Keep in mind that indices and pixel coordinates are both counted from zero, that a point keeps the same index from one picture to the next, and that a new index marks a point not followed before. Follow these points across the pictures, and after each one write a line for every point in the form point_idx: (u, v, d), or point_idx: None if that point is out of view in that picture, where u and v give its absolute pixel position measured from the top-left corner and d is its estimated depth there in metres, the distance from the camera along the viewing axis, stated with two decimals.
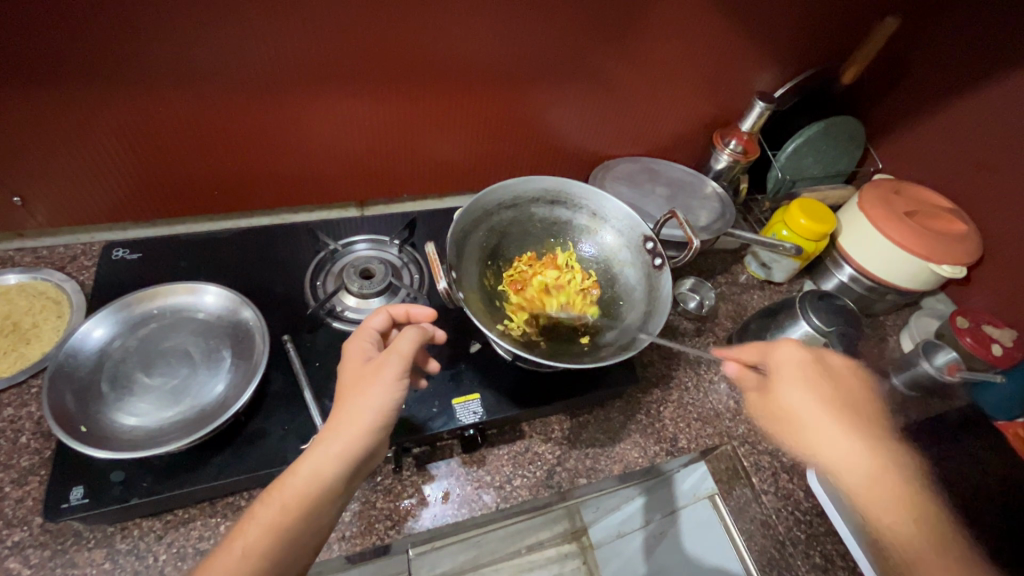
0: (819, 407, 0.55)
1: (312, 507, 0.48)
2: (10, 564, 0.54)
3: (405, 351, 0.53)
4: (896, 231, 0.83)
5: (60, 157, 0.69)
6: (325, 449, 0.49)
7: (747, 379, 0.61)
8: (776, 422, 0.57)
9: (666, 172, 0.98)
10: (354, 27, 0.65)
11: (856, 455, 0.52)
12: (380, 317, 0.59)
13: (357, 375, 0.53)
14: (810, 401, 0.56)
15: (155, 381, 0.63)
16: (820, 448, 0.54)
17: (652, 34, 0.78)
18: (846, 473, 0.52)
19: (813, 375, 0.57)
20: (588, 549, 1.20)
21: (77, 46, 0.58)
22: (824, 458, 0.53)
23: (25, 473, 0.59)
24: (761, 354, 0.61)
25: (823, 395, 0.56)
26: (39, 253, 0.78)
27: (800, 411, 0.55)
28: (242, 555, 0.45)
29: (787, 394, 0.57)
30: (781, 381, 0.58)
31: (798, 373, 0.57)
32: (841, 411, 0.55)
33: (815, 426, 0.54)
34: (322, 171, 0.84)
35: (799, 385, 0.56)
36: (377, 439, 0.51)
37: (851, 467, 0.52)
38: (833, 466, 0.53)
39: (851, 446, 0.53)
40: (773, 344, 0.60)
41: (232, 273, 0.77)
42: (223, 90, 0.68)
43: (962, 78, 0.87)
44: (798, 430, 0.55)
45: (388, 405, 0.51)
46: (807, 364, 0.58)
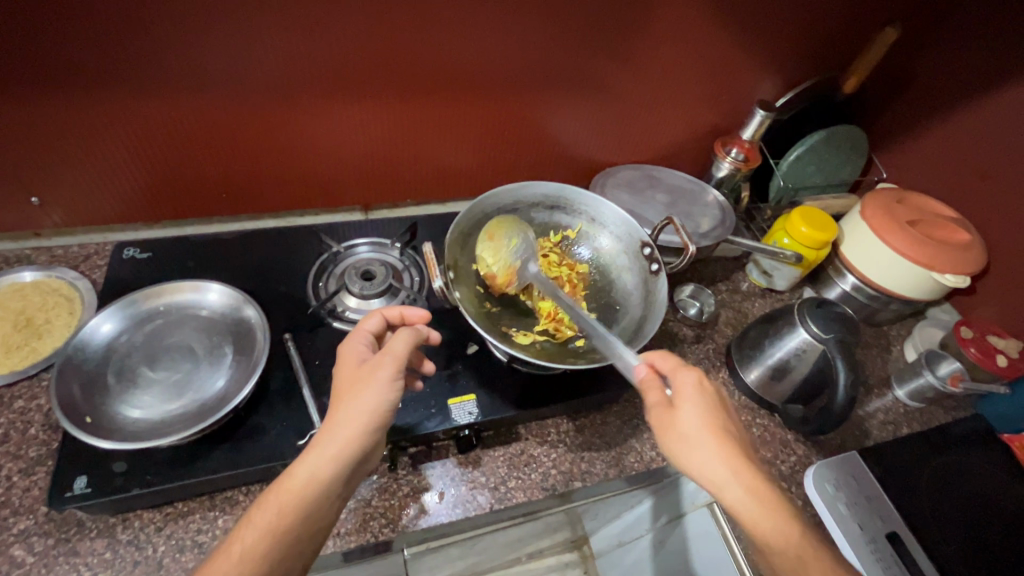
0: (711, 429, 0.51)
1: (309, 508, 0.49)
2: (15, 551, 0.55)
3: (399, 351, 0.54)
4: (899, 239, 0.83)
5: (74, 157, 0.71)
6: (321, 451, 0.50)
7: (653, 393, 0.55)
8: (670, 443, 0.52)
9: (667, 180, 0.99)
10: (359, 35, 0.67)
11: (727, 476, 0.49)
12: (374, 320, 0.60)
13: (352, 376, 0.54)
14: (706, 420, 0.52)
15: (159, 376, 0.64)
16: (699, 469, 0.50)
17: (651, 43, 0.79)
18: (729, 495, 0.49)
19: (713, 400, 0.54)
20: (589, 559, 1.20)
21: (91, 51, 0.61)
22: (706, 478, 0.50)
23: (32, 464, 0.61)
24: (669, 371, 0.56)
25: (713, 414, 0.52)
26: (54, 252, 0.80)
27: (696, 436, 0.51)
28: (240, 559, 0.45)
29: (686, 413, 0.52)
30: (684, 404, 0.53)
31: (698, 401, 0.53)
32: (726, 436, 0.51)
33: (700, 448, 0.50)
34: (326, 174, 0.85)
35: (700, 404, 0.52)
36: (372, 439, 0.52)
37: (728, 485, 0.49)
38: (716, 484, 0.49)
39: (724, 463, 0.49)
40: (684, 364, 0.56)
41: (238, 273, 0.79)
42: (228, 94, 0.70)
43: (965, 86, 0.87)
44: (691, 448, 0.51)
45: (382, 405, 0.52)
46: (707, 387, 0.54)
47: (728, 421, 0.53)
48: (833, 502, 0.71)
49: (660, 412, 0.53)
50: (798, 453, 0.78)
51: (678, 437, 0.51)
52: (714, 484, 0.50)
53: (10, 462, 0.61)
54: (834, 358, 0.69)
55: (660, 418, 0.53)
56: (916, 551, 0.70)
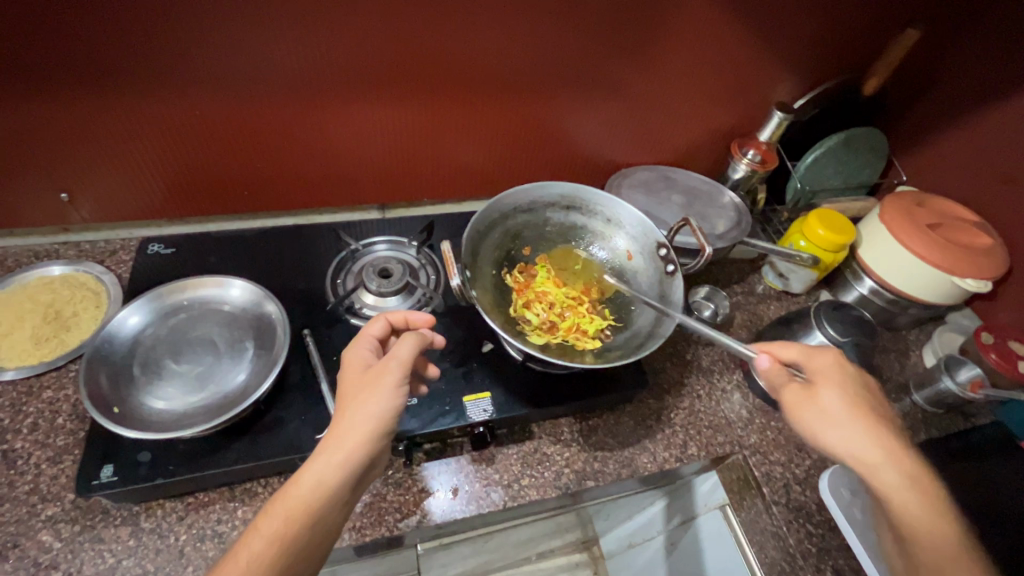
0: (855, 410, 0.53)
1: (316, 515, 0.49)
2: (43, 536, 0.57)
3: (405, 357, 0.55)
4: (919, 244, 0.82)
5: (103, 154, 0.73)
6: (327, 458, 0.50)
7: (778, 378, 0.57)
8: (809, 424, 0.54)
9: (682, 181, 0.99)
10: (379, 37, 0.69)
11: (881, 457, 0.51)
12: (378, 326, 0.61)
13: (357, 383, 0.55)
14: (848, 401, 0.54)
15: (182, 369, 0.66)
16: (857, 451, 0.52)
17: (669, 44, 0.79)
18: (880, 477, 0.51)
19: (852, 383, 0.56)
20: (599, 560, 1.20)
21: (123, 51, 0.63)
22: (858, 460, 0.52)
23: (60, 452, 0.63)
24: (800, 355, 0.59)
25: (859, 398, 0.54)
26: (82, 247, 0.82)
27: (842, 416, 0.53)
28: (248, 564, 0.46)
29: (831, 394, 0.54)
30: (822, 385, 0.55)
31: (840, 381, 0.55)
32: (875, 420, 0.53)
33: (846, 426, 0.52)
34: (345, 173, 0.87)
35: (842, 386, 0.55)
36: (378, 446, 0.53)
37: (886, 470, 0.51)
38: (868, 467, 0.51)
39: (879, 447, 0.52)
40: (817, 347, 0.58)
41: (258, 269, 0.80)
42: (252, 94, 0.71)
43: (988, 88, 0.86)
44: (836, 429, 0.52)
45: (389, 411, 0.52)
46: (846, 369, 0.57)
47: (875, 407, 0.55)
48: (848, 506, 0.71)
49: (798, 392, 0.56)
50: (813, 457, 0.76)
51: (823, 416, 0.53)
52: (864, 468, 0.52)
53: (39, 450, 0.63)
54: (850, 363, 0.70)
55: (796, 399, 0.55)
56: None
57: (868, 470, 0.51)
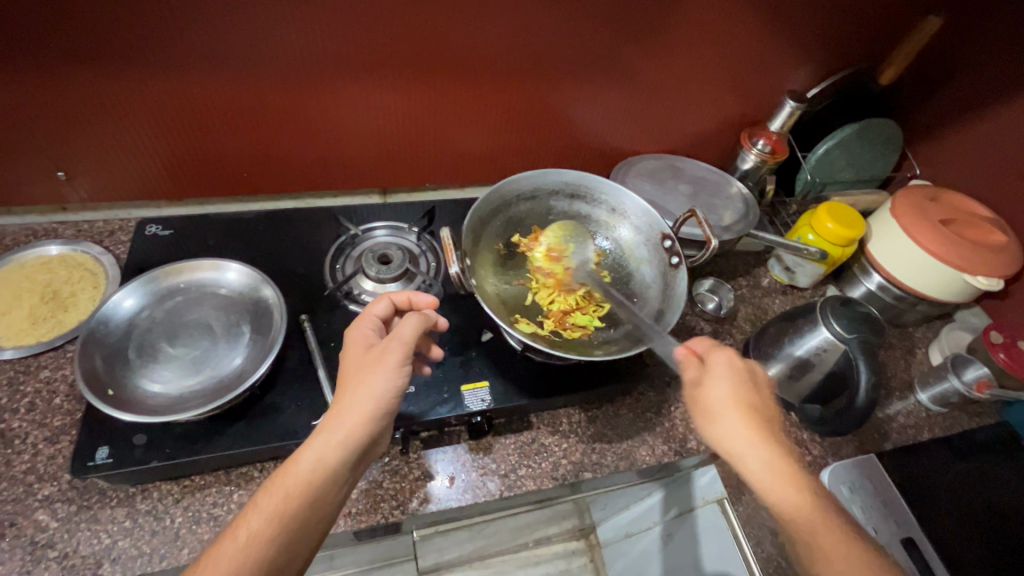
0: (735, 404, 0.54)
1: (315, 493, 0.49)
2: (40, 515, 0.57)
3: (407, 337, 0.54)
4: (931, 239, 0.80)
5: (97, 132, 0.72)
6: (328, 436, 0.50)
7: (687, 368, 0.59)
8: (702, 415, 0.56)
9: (690, 170, 0.97)
10: (378, 16, 0.66)
11: (754, 444, 0.52)
12: (382, 305, 0.60)
13: (360, 361, 0.54)
14: (733, 394, 0.55)
15: (178, 352, 0.65)
16: (726, 439, 0.53)
17: (679, 29, 0.77)
18: (748, 468, 0.52)
19: (742, 376, 0.57)
20: (595, 547, 1.21)
21: (114, 27, 0.61)
22: (731, 448, 0.53)
23: (57, 432, 0.63)
24: (704, 351, 0.60)
25: (744, 391, 0.55)
26: (80, 227, 0.82)
27: (723, 407, 0.54)
28: (246, 542, 0.46)
29: (716, 386, 0.56)
30: (714, 378, 0.57)
31: (730, 375, 0.57)
32: (755, 412, 0.54)
33: (730, 417, 0.54)
34: (345, 156, 0.85)
35: (729, 380, 0.56)
36: (379, 426, 0.52)
37: (750, 456, 0.52)
38: (736, 455, 0.53)
39: (752, 434, 0.53)
40: (716, 345, 0.59)
41: (256, 252, 0.80)
42: (247, 73, 0.69)
43: (1010, 80, 0.83)
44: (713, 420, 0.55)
45: (390, 391, 0.52)
46: (738, 366, 0.57)
47: (762, 400, 0.56)
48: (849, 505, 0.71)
49: (693, 385, 0.57)
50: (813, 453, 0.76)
51: (709, 407, 0.55)
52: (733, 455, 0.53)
53: (36, 429, 0.63)
54: (856, 360, 0.68)
55: (691, 393, 0.57)
56: (933, 556, 0.69)
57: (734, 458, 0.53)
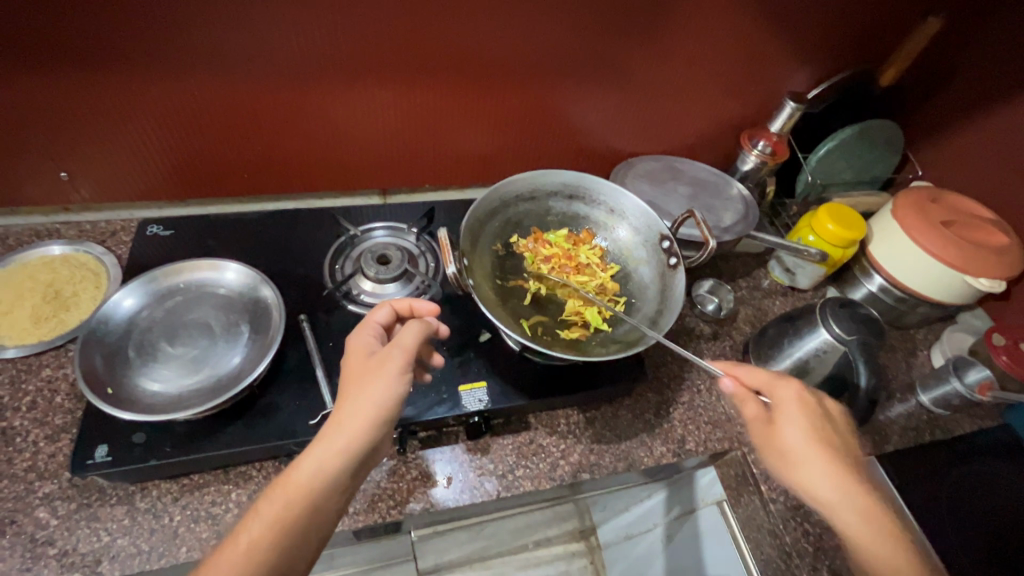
0: (814, 447, 0.51)
1: (316, 501, 0.49)
2: (40, 513, 0.58)
3: (409, 345, 0.55)
4: (932, 241, 0.80)
5: (99, 134, 0.72)
6: (329, 444, 0.50)
7: (748, 405, 0.56)
8: (774, 457, 0.53)
9: (690, 171, 0.97)
10: (378, 17, 0.67)
11: (839, 491, 0.49)
12: (383, 312, 0.61)
13: (361, 368, 0.54)
14: (809, 435, 0.51)
15: (177, 351, 0.66)
16: (812, 486, 0.50)
17: (679, 30, 0.77)
18: (840, 519, 0.48)
19: (814, 413, 0.53)
20: (596, 550, 1.20)
21: (116, 28, 0.62)
22: (816, 496, 0.50)
23: (58, 431, 0.63)
24: (765, 385, 0.56)
25: (819, 429, 0.52)
26: (82, 227, 0.82)
27: (801, 452, 0.51)
28: (247, 549, 0.46)
29: (789, 426, 0.52)
30: (784, 416, 0.53)
31: (801, 412, 0.53)
32: (833, 450, 0.51)
33: (809, 463, 0.50)
34: (345, 158, 0.85)
35: (801, 418, 0.52)
36: (381, 433, 0.52)
37: (845, 506, 0.48)
38: (829, 507, 0.49)
39: (835, 478, 0.49)
40: (781, 377, 0.55)
41: (256, 253, 0.80)
42: (248, 74, 0.70)
43: (1011, 81, 0.83)
44: (797, 467, 0.51)
45: (391, 399, 0.52)
46: (808, 400, 0.54)
47: (841, 440, 0.52)
48: None
49: (763, 425, 0.54)
50: None
51: (783, 450, 0.52)
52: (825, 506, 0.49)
53: (37, 428, 0.63)
54: (855, 363, 0.67)
55: (760, 431, 0.54)
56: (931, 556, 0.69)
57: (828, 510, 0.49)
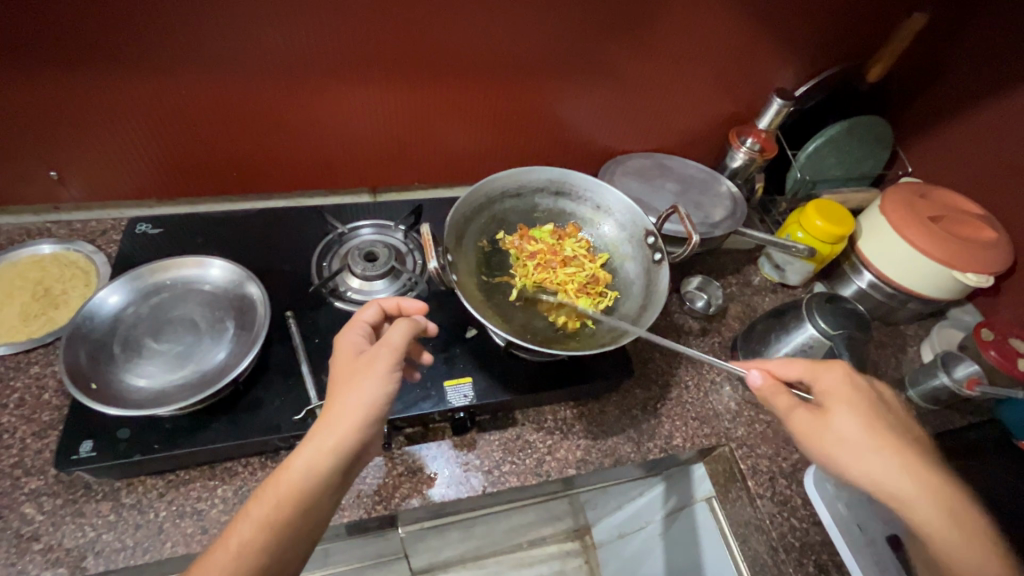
0: (875, 433, 0.52)
1: (306, 502, 0.49)
2: (26, 509, 0.58)
3: (396, 343, 0.54)
4: (920, 236, 0.80)
5: (88, 133, 0.73)
6: (318, 444, 0.50)
7: (778, 397, 0.55)
8: (823, 450, 0.52)
9: (679, 168, 0.97)
10: (363, 16, 0.67)
11: (913, 484, 0.50)
12: (371, 311, 0.60)
13: (349, 368, 0.54)
14: (867, 426, 0.52)
15: (162, 348, 0.66)
16: (885, 480, 0.50)
17: (664, 27, 0.77)
18: (915, 509, 0.49)
19: (862, 396, 0.54)
20: (591, 549, 1.20)
21: (102, 28, 0.62)
22: (896, 492, 0.50)
23: (45, 427, 0.64)
24: (810, 375, 0.56)
25: (874, 421, 0.52)
26: (73, 226, 0.83)
27: (856, 443, 0.51)
28: (237, 551, 0.47)
29: (841, 417, 0.53)
30: (834, 406, 0.53)
31: (852, 402, 0.53)
32: (903, 442, 0.52)
33: (873, 455, 0.51)
34: (334, 156, 0.86)
35: (858, 411, 0.53)
36: (371, 432, 0.52)
37: (920, 502, 0.49)
38: (906, 499, 0.50)
39: (903, 471, 0.50)
40: (824, 365, 0.56)
41: (245, 251, 0.80)
42: (235, 73, 0.70)
43: (999, 77, 0.83)
44: (864, 458, 0.51)
45: (380, 398, 0.52)
46: (856, 390, 0.54)
47: (894, 427, 0.53)
48: (833, 502, 0.69)
49: (812, 417, 0.54)
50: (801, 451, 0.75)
51: (835, 440, 0.52)
52: (889, 495, 0.50)
53: (24, 424, 0.64)
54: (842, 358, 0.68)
55: (805, 425, 0.54)
56: None
57: (903, 503, 0.50)
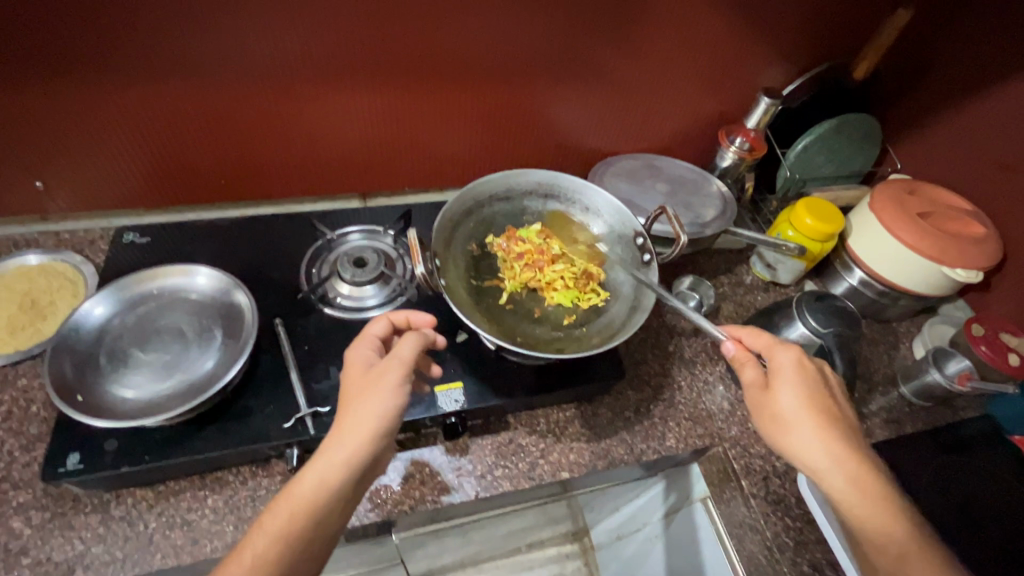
0: (808, 412, 0.54)
1: (319, 516, 0.49)
2: (13, 523, 0.58)
3: (407, 356, 0.55)
4: (909, 233, 0.80)
5: (74, 142, 0.72)
6: (331, 456, 0.50)
7: (747, 369, 0.58)
8: (769, 423, 0.56)
9: (668, 169, 0.97)
10: (348, 21, 0.67)
11: (828, 457, 0.52)
12: (380, 325, 0.60)
13: (360, 381, 0.54)
14: (802, 401, 0.55)
15: (149, 357, 0.66)
16: (807, 452, 0.53)
17: (650, 28, 0.77)
18: (828, 479, 0.52)
19: (810, 378, 0.56)
20: (589, 552, 1.20)
21: (86, 37, 0.62)
22: (811, 463, 0.53)
23: (32, 440, 0.63)
24: (765, 351, 0.59)
25: (814, 398, 0.55)
26: (61, 236, 0.82)
27: (794, 417, 0.54)
28: (252, 565, 0.46)
29: (784, 393, 0.55)
30: (781, 383, 0.56)
31: (799, 380, 0.56)
32: (825, 416, 0.54)
33: (803, 429, 0.54)
34: (322, 162, 0.86)
35: (799, 387, 0.55)
36: (381, 445, 0.52)
37: (832, 473, 0.52)
38: (820, 471, 0.52)
39: (828, 447, 0.53)
40: (780, 344, 0.59)
41: (234, 259, 0.80)
42: (221, 80, 0.70)
43: (984, 73, 0.83)
44: (790, 431, 0.54)
45: (392, 410, 0.52)
46: (805, 368, 0.57)
47: (833, 404, 0.56)
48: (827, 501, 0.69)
49: (758, 391, 0.57)
50: None
51: (777, 415, 0.55)
52: (814, 469, 0.53)
53: (12, 437, 0.63)
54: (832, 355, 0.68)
55: (756, 398, 0.57)
56: None
57: (818, 474, 0.52)
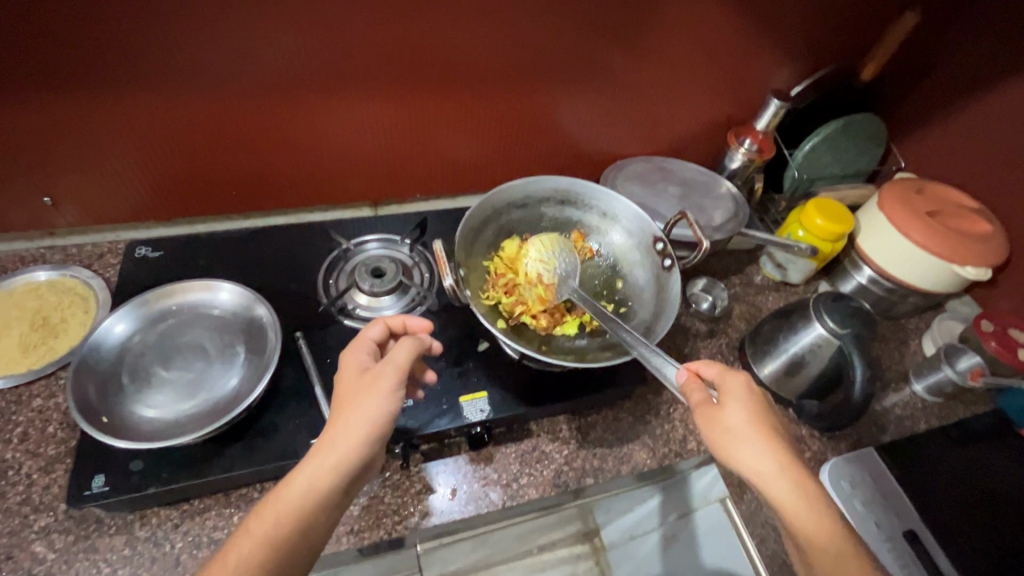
0: (755, 427, 0.51)
1: (305, 521, 0.48)
2: (36, 547, 0.56)
3: (401, 361, 0.54)
4: (919, 231, 0.81)
5: (81, 155, 0.71)
6: (320, 461, 0.50)
7: (692, 391, 0.54)
8: (717, 443, 0.51)
9: (679, 171, 0.97)
10: (363, 29, 0.67)
11: (774, 470, 0.49)
12: (377, 329, 0.59)
13: (354, 385, 0.53)
14: (751, 418, 0.51)
15: (171, 376, 0.65)
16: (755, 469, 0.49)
17: (662, 32, 0.78)
18: (775, 489, 0.49)
19: (760, 399, 0.53)
20: (601, 552, 1.20)
21: (95, 49, 0.61)
22: (756, 476, 0.49)
23: (51, 462, 0.62)
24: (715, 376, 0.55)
25: (762, 415, 0.52)
26: (68, 251, 0.81)
27: (742, 433, 0.51)
28: (237, 567, 0.46)
29: (732, 411, 0.52)
30: (729, 401, 0.52)
31: (746, 400, 0.52)
32: (772, 433, 0.51)
33: (751, 446, 0.50)
34: (334, 170, 0.85)
35: (746, 405, 0.52)
36: (373, 450, 0.52)
37: (779, 483, 0.49)
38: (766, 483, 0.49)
39: (772, 459, 0.49)
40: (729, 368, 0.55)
41: (248, 270, 0.79)
42: (233, 90, 0.69)
43: (988, 73, 0.85)
44: (738, 447, 0.50)
45: (385, 415, 0.51)
46: (751, 389, 0.54)
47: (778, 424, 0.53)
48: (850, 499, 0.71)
49: (707, 409, 0.52)
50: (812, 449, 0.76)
51: (728, 433, 0.51)
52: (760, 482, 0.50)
53: (30, 460, 0.62)
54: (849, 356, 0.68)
55: (705, 416, 0.52)
56: (933, 548, 0.70)
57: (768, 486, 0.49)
